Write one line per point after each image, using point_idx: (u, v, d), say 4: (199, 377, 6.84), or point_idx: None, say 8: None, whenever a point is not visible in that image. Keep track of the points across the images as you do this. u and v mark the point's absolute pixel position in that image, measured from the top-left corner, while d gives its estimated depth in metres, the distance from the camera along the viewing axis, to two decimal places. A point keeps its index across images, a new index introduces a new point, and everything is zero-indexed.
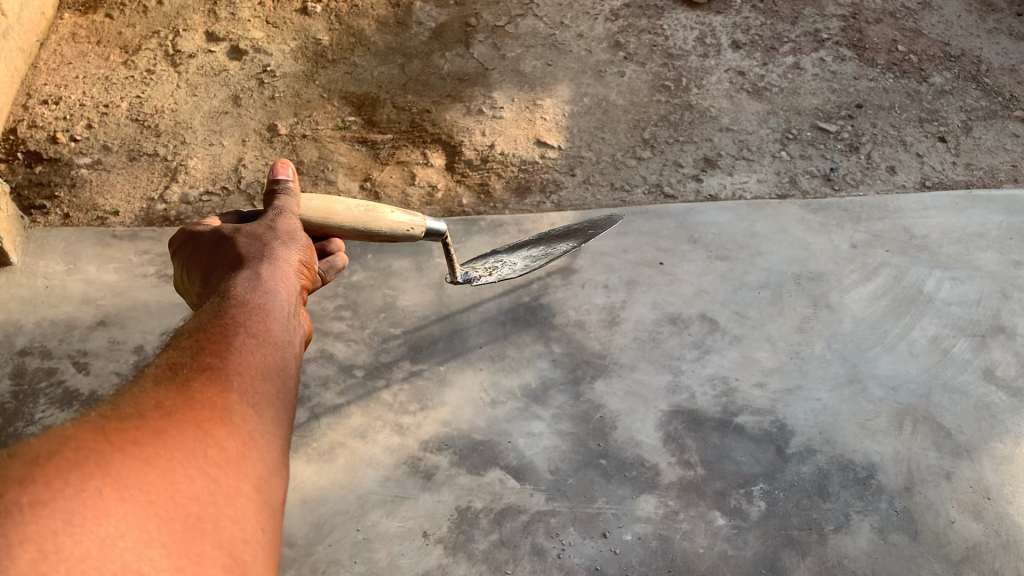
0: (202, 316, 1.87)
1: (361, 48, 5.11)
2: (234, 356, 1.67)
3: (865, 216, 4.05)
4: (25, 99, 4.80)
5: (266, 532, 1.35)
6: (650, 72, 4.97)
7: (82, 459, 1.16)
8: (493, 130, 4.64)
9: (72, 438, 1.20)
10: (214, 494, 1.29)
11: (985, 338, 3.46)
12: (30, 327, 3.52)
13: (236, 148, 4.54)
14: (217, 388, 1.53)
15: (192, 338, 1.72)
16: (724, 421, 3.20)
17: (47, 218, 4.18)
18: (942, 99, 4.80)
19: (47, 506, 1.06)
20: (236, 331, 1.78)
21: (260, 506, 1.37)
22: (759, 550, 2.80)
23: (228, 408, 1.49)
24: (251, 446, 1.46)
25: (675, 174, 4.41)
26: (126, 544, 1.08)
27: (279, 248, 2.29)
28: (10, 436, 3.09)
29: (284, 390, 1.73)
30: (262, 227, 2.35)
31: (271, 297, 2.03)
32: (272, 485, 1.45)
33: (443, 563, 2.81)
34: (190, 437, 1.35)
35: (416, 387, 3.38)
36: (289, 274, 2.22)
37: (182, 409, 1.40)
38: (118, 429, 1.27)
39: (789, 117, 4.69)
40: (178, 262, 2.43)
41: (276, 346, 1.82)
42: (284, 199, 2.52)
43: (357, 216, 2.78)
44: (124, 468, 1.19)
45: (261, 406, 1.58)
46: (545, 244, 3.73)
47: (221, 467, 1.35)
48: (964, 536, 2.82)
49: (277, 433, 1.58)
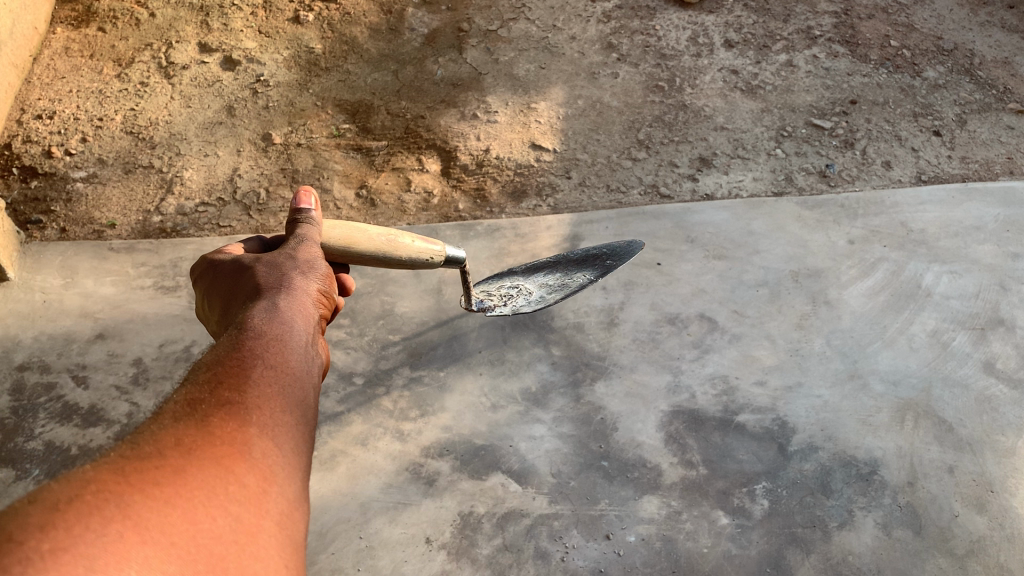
0: (219, 348, 1.87)
1: (354, 56, 5.11)
2: (253, 388, 1.67)
3: (862, 212, 4.05)
4: (19, 114, 4.80)
5: (291, 567, 1.34)
6: (643, 73, 4.98)
7: (103, 503, 1.15)
8: (488, 134, 4.65)
9: (92, 480, 1.20)
10: (236, 533, 1.29)
11: (984, 331, 3.46)
12: (28, 341, 3.52)
13: (231, 158, 4.54)
14: (236, 422, 1.53)
15: (210, 371, 1.72)
16: (725, 420, 3.20)
17: (43, 232, 4.18)
18: (936, 93, 4.80)
19: (69, 551, 1.05)
20: (254, 363, 1.78)
21: (283, 541, 1.37)
22: (763, 549, 2.79)
23: (248, 443, 1.49)
24: (271, 480, 1.46)
25: (671, 174, 4.41)
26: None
27: (297, 276, 2.29)
28: (11, 451, 3.09)
29: (303, 421, 1.72)
30: (280, 255, 2.35)
31: (288, 325, 2.03)
32: (295, 519, 1.44)
33: (447, 568, 2.80)
34: (210, 475, 1.35)
35: (416, 394, 3.38)
36: (307, 302, 2.22)
37: (202, 447, 1.40)
38: (138, 470, 1.27)
39: (783, 115, 4.69)
40: (197, 289, 2.43)
41: (294, 377, 1.82)
42: (306, 228, 2.53)
43: (378, 244, 2.79)
44: (145, 512, 1.18)
45: (280, 439, 1.58)
46: (563, 271, 3.73)
47: (242, 504, 1.35)
48: (968, 530, 2.81)
49: (297, 465, 1.58)
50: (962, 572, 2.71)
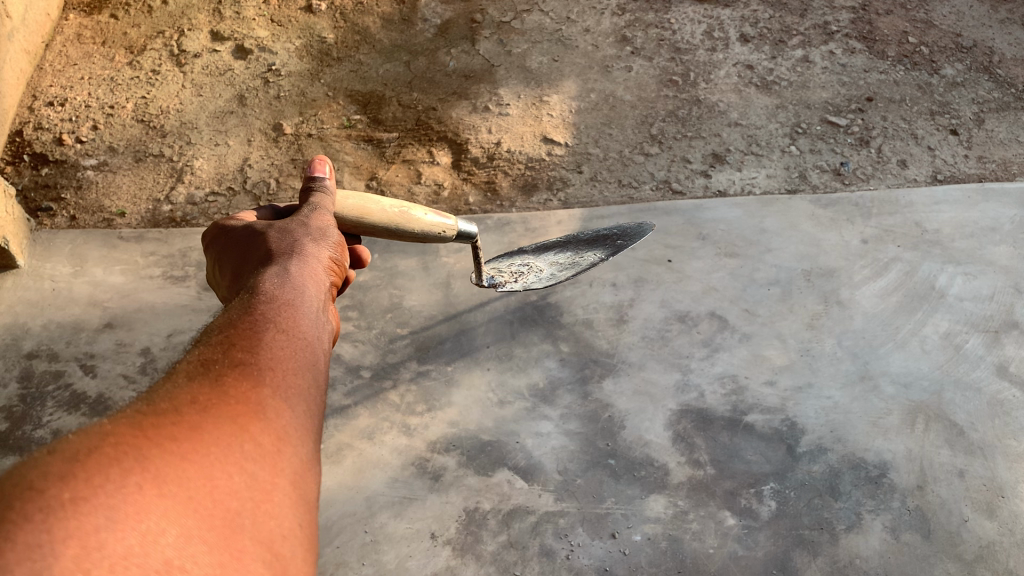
0: (231, 312, 1.85)
1: (367, 46, 5.08)
2: (267, 351, 1.65)
3: (878, 212, 4.00)
4: (31, 100, 4.80)
5: (304, 527, 1.33)
6: (657, 67, 4.93)
7: (121, 456, 1.14)
8: (500, 127, 4.62)
9: (109, 435, 1.19)
10: (252, 490, 1.27)
11: (998, 334, 3.42)
12: (37, 329, 3.52)
13: (242, 148, 4.53)
14: (250, 382, 1.51)
15: (222, 334, 1.70)
16: (733, 420, 3.18)
17: (53, 220, 4.18)
18: (954, 91, 4.74)
19: (89, 501, 1.04)
20: (266, 326, 1.76)
21: (297, 501, 1.35)
22: (770, 550, 2.78)
23: (263, 403, 1.47)
24: (286, 440, 1.44)
25: (683, 170, 4.38)
26: (166, 540, 1.06)
27: (309, 243, 2.27)
28: (19, 439, 3.10)
29: (315, 385, 1.71)
30: (293, 222, 2.34)
31: (299, 291, 2.02)
32: (307, 480, 1.42)
33: (451, 564, 2.80)
34: (226, 432, 1.33)
35: (423, 388, 3.37)
36: (318, 269, 2.20)
37: (218, 405, 1.38)
38: (155, 425, 1.25)
39: (798, 111, 4.64)
40: (209, 256, 2.42)
41: (305, 342, 1.80)
42: (319, 196, 2.52)
43: (391, 215, 2.78)
44: (163, 465, 1.16)
45: (293, 400, 1.56)
46: (574, 250, 3.67)
47: (257, 462, 1.33)
48: (978, 535, 2.79)
49: (309, 426, 1.56)
50: None
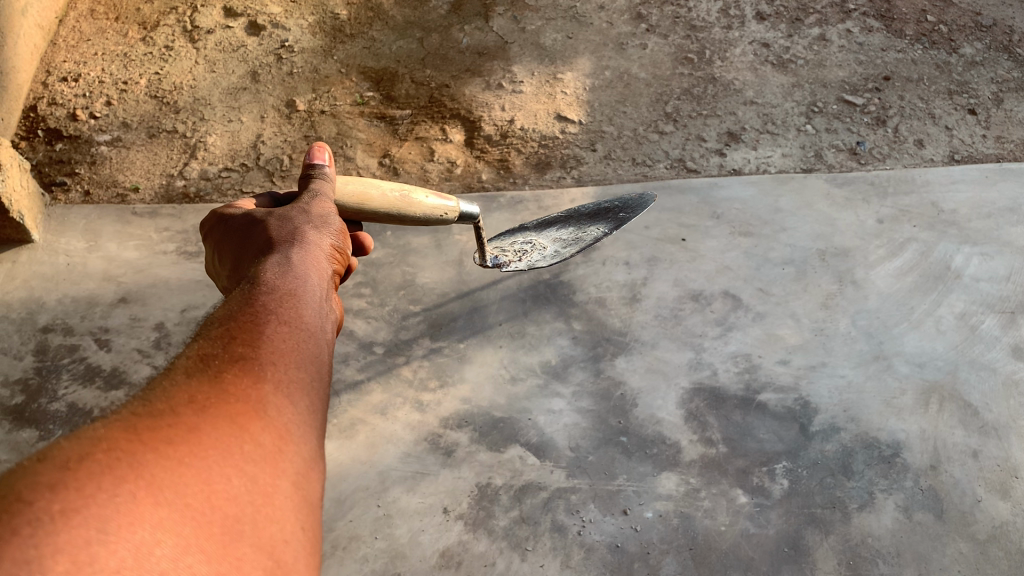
0: (232, 304, 1.83)
1: (380, 22, 5.06)
2: (267, 344, 1.63)
3: (893, 192, 3.97)
4: (44, 76, 4.79)
5: (306, 531, 1.29)
6: (672, 45, 4.90)
7: (115, 463, 1.09)
8: (513, 105, 4.60)
9: (103, 438, 1.14)
10: (252, 493, 1.23)
11: (1014, 315, 3.40)
12: (52, 303, 3.54)
13: (255, 124, 4.52)
14: (251, 378, 1.48)
15: (222, 326, 1.68)
16: (746, 398, 3.17)
17: (67, 195, 4.19)
18: (973, 71, 4.70)
19: (81, 512, 0.99)
20: (268, 318, 1.75)
21: (299, 503, 1.32)
22: (782, 529, 2.78)
23: (263, 400, 1.44)
24: (287, 439, 1.40)
25: (697, 148, 4.35)
26: (161, 551, 1.01)
27: (311, 231, 2.26)
28: (34, 412, 3.12)
29: (317, 378, 1.69)
30: (294, 210, 2.33)
31: (302, 281, 2.01)
32: (310, 480, 1.39)
33: (463, 539, 2.81)
34: (225, 432, 1.29)
35: (436, 365, 3.38)
36: (320, 257, 2.19)
37: (217, 403, 1.34)
38: (151, 427, 1.21)
39: (814, 90, 4.60)
40: (208, 244, 2.41)
41: (308, 333, 1.79)
42: (321, 183, 2.52)
43: (391, 200, 2.77)
44: (159, 470, 1.12)
45: (294, 396, 1.53)
46: (576, 225, 3.67)
47: (256, 464, 1.29)
48: (991, 515, 2.79)
49: (311, 422, 1.53)
50: (983, 556, 2.69)
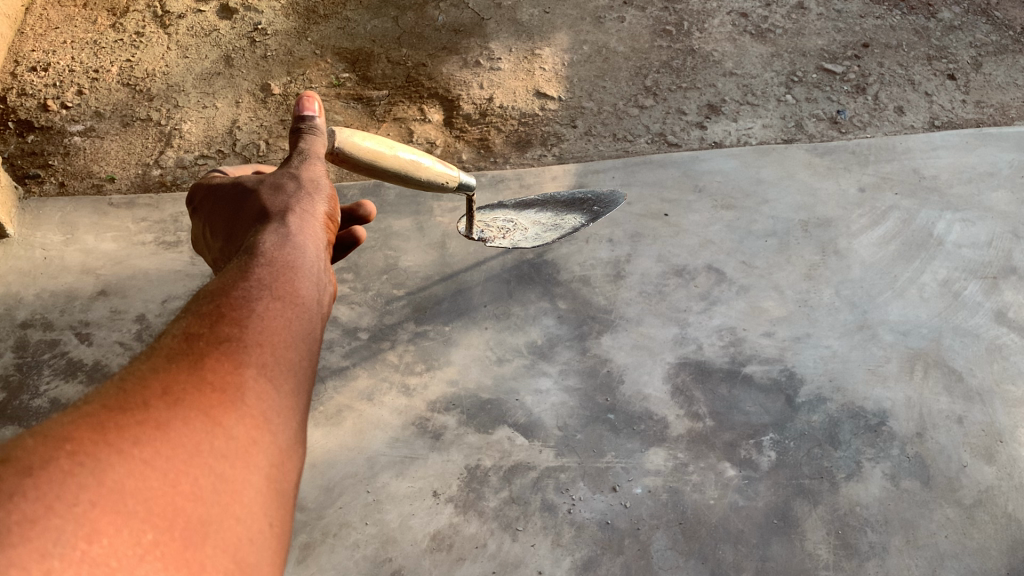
0: (225, 277, 1.74)
1: (353, 2, 5.00)
2: (254, 322, 1.53)
3: (873, 160, 3.96)
4: (13, 66, 4.71)
5: (275, 527, 1.20)
6: (650, 17, 4.86)
7: (78, 465, 1.00)
8: (492, 82, 4.55)
9: (69, 433, 1.05)
10: (221, 491, 1.13)
11: (996, 280, 3.41)
12: (30, 298, 3.50)
13: (230, 110, 4.46)
14: (232, 362, 1.38)
15: (211, 302, 1.58)
16: (732, 371, 3.18)
17: (42, 187, 4.13)
18: (951, 35, 4.69)
19: (35, 525, 0.90)
20: (258, 295, 1.64)
21: (272, 498, 1.22)
22: (770, 500, 2.80)
23: (243, 387, 1.34)
24: (264, 428, 1.31)
25: (678, 122, 4.32)
26: (118, 565, 0.92)
27: (303, 197, 2.16)
28: (16, 409, 3.09)
29: (304, 359, 1.59)
30: (287, 176, 2.23)
31: (298, 253, 1.90)
32: (283, 472, 1.29)
33: (454, 521, 2.82)
34: (201, 425, 1.19)
35: (422, 348, 3.36)
36: (314, 224, 2.09)
37: (193, 392, 1.24)
38: (122, 421, 1.11)
39: (794, 59, 4.58)
40: (198, 210, 2.32)
41: (298, 309, 1.68)
42: (312, 139, 2.41)
43: (402, 162, 2.79)
44: (122, 474, 1.03)
45: (276, 381, 1.43)
46: (554, 212, 3.67)
47: (229, 461, 1.19)
48: (977, 480, 2.81)
49: (293, 406, 1.43)
50: (970, 521, 2.71)
